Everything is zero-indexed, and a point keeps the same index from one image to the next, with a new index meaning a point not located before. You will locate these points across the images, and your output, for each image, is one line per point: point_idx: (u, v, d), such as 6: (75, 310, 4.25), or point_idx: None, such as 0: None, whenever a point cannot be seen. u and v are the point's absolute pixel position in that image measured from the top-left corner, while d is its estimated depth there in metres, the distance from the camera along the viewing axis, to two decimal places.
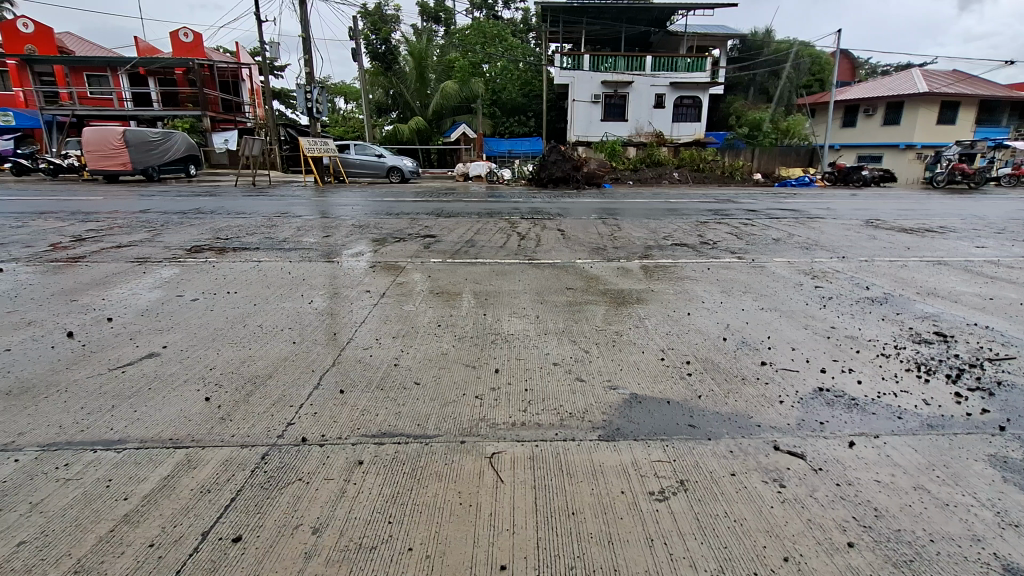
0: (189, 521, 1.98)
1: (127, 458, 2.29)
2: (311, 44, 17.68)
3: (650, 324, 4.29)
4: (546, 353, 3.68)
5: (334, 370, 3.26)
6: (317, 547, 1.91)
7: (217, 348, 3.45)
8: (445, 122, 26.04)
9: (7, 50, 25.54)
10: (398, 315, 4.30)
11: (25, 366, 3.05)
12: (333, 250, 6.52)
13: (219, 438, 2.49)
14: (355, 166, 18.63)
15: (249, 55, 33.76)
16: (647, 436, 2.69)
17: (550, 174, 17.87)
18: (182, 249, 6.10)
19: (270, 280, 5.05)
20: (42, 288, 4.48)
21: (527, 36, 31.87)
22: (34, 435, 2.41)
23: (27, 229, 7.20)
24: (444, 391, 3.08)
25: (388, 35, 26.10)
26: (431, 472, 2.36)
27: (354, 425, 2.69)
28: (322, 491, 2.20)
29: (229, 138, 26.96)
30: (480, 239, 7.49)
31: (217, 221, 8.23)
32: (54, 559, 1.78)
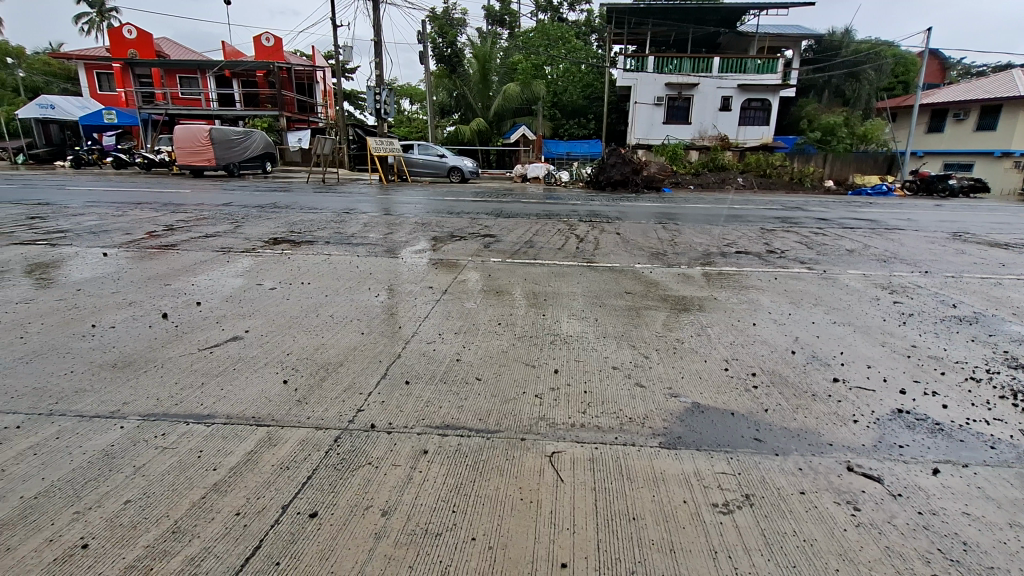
0: (272, 494, 2.12)
1: (216, 432, 2.48)
2: (381, 47, 18.32)
3: (712, 332, 4.18)
4: (604, 356, 3.65)
5: (399, 362, 3.38)
6: (386, 528, 2.00)
7: (293, 335, 3.66)
8: (506, 123, 26.32)
9: (113, 54, 28.03)
10: (460, 312, 4.39)
11: (128, 342, 3.36)
12: (397, 246, 6.74)
13: (296, 419, 2.65)
14: (417, 165, 19.15)
15: (323, 59, 35.49)
16: (710, 447, 2.62)
17: (609, 177, 17.69)
18: (260, 241, 6.50)
19: (339, 273, 5.29)
20: (140, 273, 4.89)
21: (591, 37, 31.66)
22: (136, 405, 2.64)
23: (126, 217, 7.88)
24: (505, 389, 3.13)
25: (454, 38, 26.61)
26: (493, 467, 2.40)
27: (419, 415, 2.77)
28: (389, 476, 2.29)
29: (301, 138, 28.40)
30: (539, 240, 7.54)
31: (291, 215, 8.70)
32: (155, 518, 1.95)
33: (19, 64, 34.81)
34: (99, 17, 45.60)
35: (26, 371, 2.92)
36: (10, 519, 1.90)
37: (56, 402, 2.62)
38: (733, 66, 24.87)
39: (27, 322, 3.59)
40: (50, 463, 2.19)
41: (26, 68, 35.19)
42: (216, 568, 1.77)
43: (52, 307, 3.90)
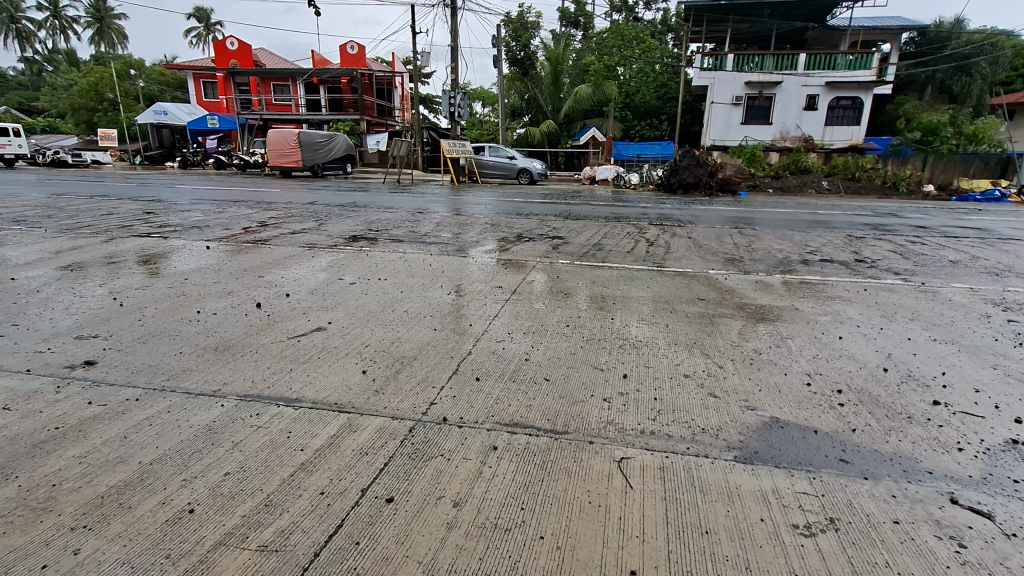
0: (352, 476, 2.25)
1: (303, 415, 2.66)
2: (457, 52, 18.80)
3: (792, 344, 3.95)
4: (675, 364, 3.54)
5: (470, 358, 3.46)
6: (457, 520, 2.06)
7: (371, 329, 3.84)
8: (575, 125, 26.25)
9: (217, 63, 30.71)
10: (528, 312, 4.43)
11: (228, 328, 3.67)
12: (468, 246, 6.88)
13: (374, 408, 2.78)
14: (487, 167, 19.48)
15: (402, 65, 36.99)
16: (790, 464, 2.49)
17: (681, 180, 17.16)
18: (342, 238, 6.87)
19: (413, 271, 5.48)
20: (236, 265, 5.29)
21: (666, 37, 30.88)
22: (233, 386, 2.88)
23: (226, 214, 8.58)
24: (573, 390, 3.12)
25: (528, 41, 26.92)
26: (561, 468, 2.40)
27: (488, 412, 2.83)
28: (460, 469, 2.35)
29: (379, 140, 29.77)
30: (607, 242, 7.46)
31: (370, 214, 9.12)
32: (250, 491, 2.12)
33: (138, 75, 38.85)
34: (207, 31, 50.15)
35: (144, 350, 3.26)
36: (131, 480, 2.12)
37: (167, 379, 2.91)
38: (821, 62, 23.33)
39: (144, 306, 4.00)
40: (163, 434, 2.43)
41: (144, 79, 39.25)
42: (304, 542, 1.89)
43: (164, 294, 4.32)
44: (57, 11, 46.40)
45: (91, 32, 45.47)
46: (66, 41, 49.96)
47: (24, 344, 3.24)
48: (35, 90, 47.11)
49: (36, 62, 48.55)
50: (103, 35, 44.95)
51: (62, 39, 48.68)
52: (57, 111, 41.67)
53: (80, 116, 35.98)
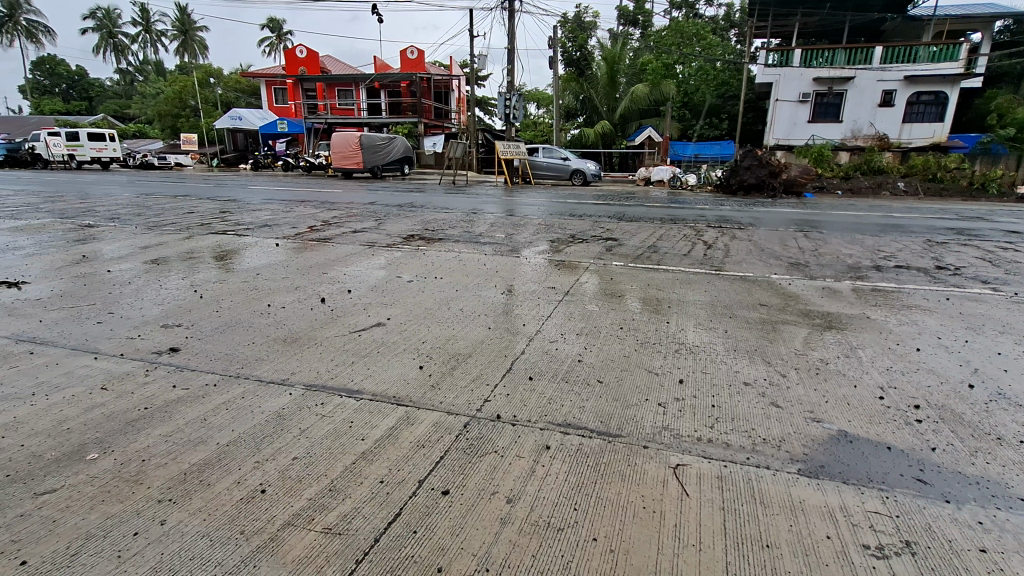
0: (410, 467, 2.32)
1: (364, 406, 2.77)
2: (514, 54, 18.94)
3: (862, 355, 3.73)
4: (735, 371, 3.43)
5: (525, 358, 3.49)
6: (511, 515, 2.08)
7: (428, 326, 3.94)
8: (631, 125, 25.87)
9: (287, 70, 32.46)
10: (581, 313, 4.41)
11: (296, 321, 3.88)
12: (521, 246, 6.93)
13: (430, 403, 2.86)
14: (541, 168, 19.51)
15: (459, 69, 37.70)
16: (859, 481, 2.36)
17: (742, 181, 16.51)
18: (400, 237, 7.09)
19: (468, 270, 5.58)
20: (301, 262, 5.56)
21: (729, 33, 29.85)
22: (300, 376, 3.05)
23: (293, 213, 9.05)
24: (626, 393, 3.08)
25: (584, 42, 26.79)
26: (614, 471, 2.38)
27: (541, 411, 2.85)
28: (514, 466, 2.38)
29: (436, 142, 30.49)
30: (663, 245, 7.30)
31: (426, 214, 9.36)
32: (316, 476, 2.23)
33: (217, 83, 41.58)
34: (279, 40, 53.08)
35: (221, 339, 3.49)
36: (210, 459, 2.28)
37: (242, 366, 3.12)
38: (900, 54, 21.95)
39: (220, 298, 4.29)
40: (237, 418, 2.59)
41: (222, 87, 41.99)
42: (364, 528, 1.97)
43: (237, 288, 4.61)
44: (148, 26, 50.44)
45: (176, 44, 49.13)
46: (155, 53, 54.24)
47: (119, 330, 3.55)
48: (128, 99, 51.46)
49: (130, 73, 53.00)
50: (187, 47, 48.55)
51: (152, 51, 52.89)
52: (146, 117, 45.33)
53: (166, 122, 38.93)
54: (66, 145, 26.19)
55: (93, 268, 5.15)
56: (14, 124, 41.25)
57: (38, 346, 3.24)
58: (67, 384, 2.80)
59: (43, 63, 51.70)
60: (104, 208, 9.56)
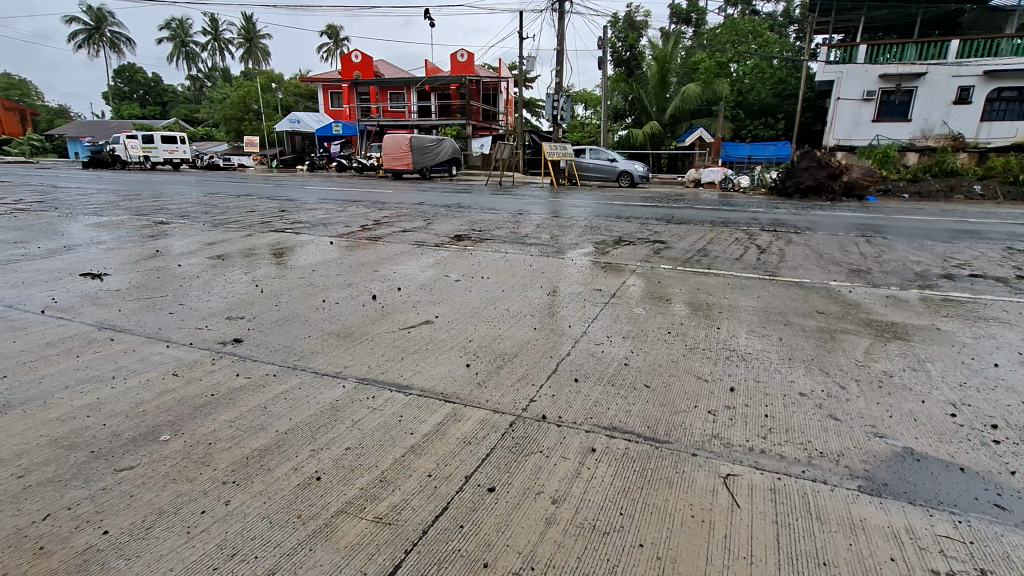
0: (457, 463, 2.37)
1: (412, 401, 2.84)
2: (563, 55, 18.90)
3: (931, 369, 3.50)
4: (790, 380, 3.29)
5: (570, 359, 3.49)
6: (556, 516, 2.08)
7: (476, 324, 4.00)
8: (682, 126, 25.47)
9: (343, 74, 33.63)
10: (628, 316, 4.36)
11: (348, 316, 4.02)
12: (566, 248, 6.91)
13: (476, 400, 2.90)
14: (587, 169, 19.36)
15: (508, 71, 37.99)
16: (927, 502, 2.22)
17: (798, 183, 15.84)
18: (448, 237, 7.20)
19: (515, 270, 5.61)
20: (353, 260, 5.74)
21: (788, 29, 28.60)
22: (353, 369, 3.16)
23: (346, 213, 9.37)
24: (674, 399, 3.02)
25: (635, 41, 26.39)
26: (662, 477, 2.34)
27: (587, 413, 2.83)
28: (559, 467, 2.38)
29: (483, 144, 30.83)
30: (714, 248, 7.10)
31: (473, 215, 9.47)
32: (367, 466, 2.31)
33: (278, 87, 43.55)
34: (336, 46, 55.07)
35: (279, 332, 3.66)
36: (269, 446, 2.39)
37: (298, 358, 3.26)
38: (979, 48, 20.65)
39: (279, 293, 4.49)
40: (294, 407, 2.71)
41: (283, 91, 43.92)
42: (413, 519, 2.02)
43: (294, 283, 4.82)
44: (217, 35, 53.41)
45: (242, 51, 51.79)
46: (223, 59, 57.35)
47: (189, 321, 3.79)
48: (199, 104, 54.78)
49: (200, 79, 56.42)
50: (252, 54, 51.12)
51: (220, 58, 55.98)
52: (213, 121, 48.06)
53: (231, 125, 41.18)
54: (142, 147, 28.16)
55: (165, 262, 5.50)
56: (98, 128, 44.71)
57: (118, 333, 3.50)
58: (143, 369, 3.02)
59: (124, 71, 55.67)
60: (176, 206, 10.20)
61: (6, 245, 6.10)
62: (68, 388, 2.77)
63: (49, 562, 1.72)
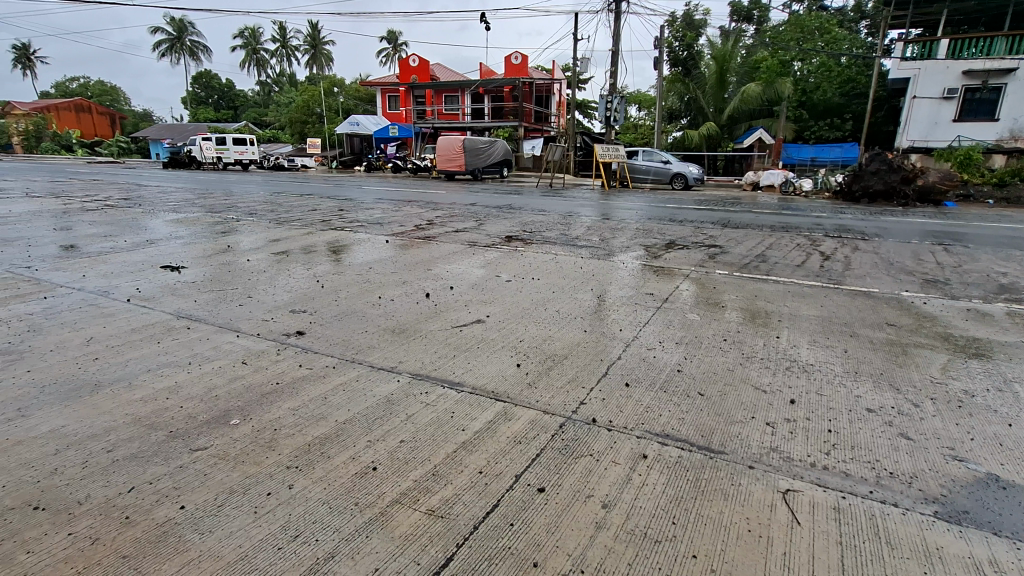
0: (507, 462, 2.38)
1: (465, 398, 2.89)
2: (618, 56, 18.67)
3: (1019, 390, 3.21)
4: (856, 395, 3.11)
5: (621, 363, 3.44)
6: (606, 520, 2.07)
7: (526, 324, 4.03)
8: (740, 126, 24.79)
9: (401, 78, 34.57)
10: (681, 322, 4.26)
11: (402, 314, 4.12)
12: (617, 251, 6.81)
13: (527, 400, 2.91)
14: (639, 171, 19.06)
15: (562, 73, 37.94)
16: (1014, 535, 2.04)
17: (866, 187, 14.96)
18: (499, 238, 7.26)
19: (565, 272, 5.60)
20: (407, 259, 5.88)
21: (859, 25, 26.98)
22: (408, 364, 3.25)
23: (400, 212, 9.63)
24: (729, 409, 2.92)
25: (693, 40, 25.70)
26: (716, 488, 2.27)
27: (638, 418, 2.79)
28: (610, 472, 2.35)
29: (535, 145, 30.89)
30: (773, 254, 6.81)
31: (523, 216, 9.51)
32: (420, 460, 2.36)
33: (339, 92, 45.29)
34: (396, 50, 56.68)
35: (338, 326, 3.81)
36: (330, 434, 2.50)
37: (356, 352, 3.38)
38: None
39: (339, 289, 4.68)
40: (352, 399, 2.82)
41: (344, 95, 45.62)
42: (465, 514, 2.05)
43: (352, 279, 5.00)
44: (285, 42, 56.08)
45: (307, 57, 54.19)
46: (290, 66, 60.17)
47: (257, 312, 4.01)
48: (267, 108, 57.78)
49: (269, 84, 59.48)
50: (317, 60, 53.44)
51: (288, 64, 58.82)
52: (279, 124, 50.54)
53: (295, 128, 43.27)
54: (215, 149, 30.02)
55: (234, 257, 5.83)
56: (178, 131, 47.98)
57: (194, 322, 3.75)
58: (216, 357, 3.22)
59: (201, 78, 59.40)
60: (244, 204, 10.79)
61: (98, 238, 6.66)
62: (150, 371, 2.99)
63: (134, 531, 1.86)
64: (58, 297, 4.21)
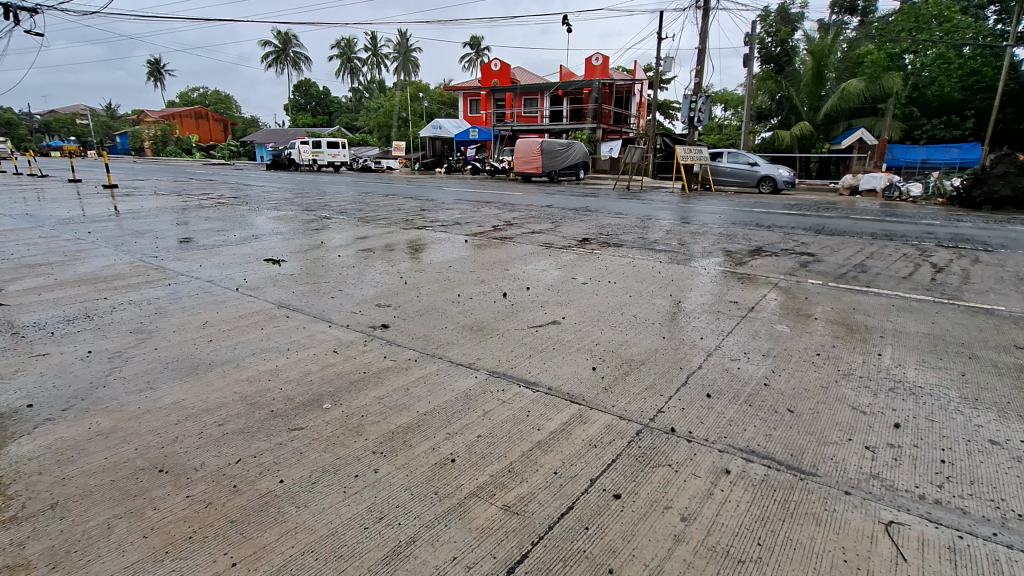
0: (583, 464, 2.37)
1: (540, 398, 2.90)
2: (705, 54, 17.94)
3: None
4: (974, 424, 2.79)
5: (702, 372, 3.31)
6: (685, 535, 1.99)
7: (602, 328, 3.98)
8: (838, 126, 23.05)
9: (483, 82, 35.34)
10: (769, 333, 4.02)
11: (479, 312, 4.22)
12: (698, 256, 6.56)
13: (603, 405, 2.88)
14: (723, 174, 18.19)
15: (643, 73, 37.11)
16: None
17: (990, 193, 13.37)
18: (575, 240, 7.23)
19: (642, 277, 5.47)
20: (484, 259, 6.01)
21: (987, 10, 24.00)
22: (485, 361, 3.32)
23: (478, 213, 9.86)
24: (822, 428, 2.73)
25: (786, 36, 24.14)
26: (806, 512, 2.12)
27: (721, 432, 2.67)
28: (689, 484, 2.27)
29: (613, 147, 30.42)
30: (874, 264, 6.26)
31: (600, 219, 9.41)
32: (496, 456, 2.40)
33: (424, 97, 47.06)
34: (478, 55, 58.00)
35: (419, 321, 3.96)
36: (411, 424, 2.61)
37: (436, 347, 3.50)
38: None
39: (420, 286, 4.85)
40: (433, 392, 2.92)
41: (428, 100, 47.36)
42: (540, 513, 2.07)
43: (433, 277, 5.19)
44: (376, 51, 58.95)
45: (396, 64, 56.82)
46: (380, 73, 63.39)
47: (347, 305, 4.27)
48: (358, 113, 61.24)
49: (360, 91, 63.02)
50: (404, 66, 55.89)
51: (378, 72, 61.94)
52: (367, 128, 53.31)
53: (383, 132, 45.57)
54: (311, 151, 32.27)
55: (325, 252, 6.23)
56: (279, 135, 52.04)
57: (292, 311, 4.06)
58: (310, 344, 3.46)
59: (302, 86, 64.15)
60: (336, 203, 11.50)
61: (212, 233, 7.38)
62: (254, 355, 3.27)
63: (241, 498, 2.04)
64: (179, 284, 4.71)
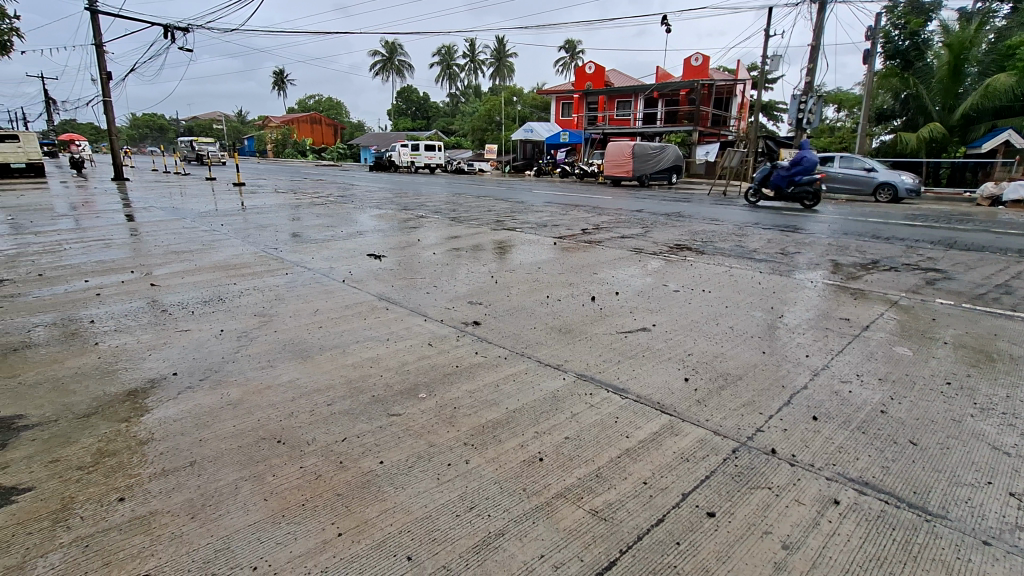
0: (674, 477, 2.30)
1: (629, 406, 2.85)
2: (818, 51, 16.61)
3: None
4: None
5: (807, 393, 3.07)
6: (788, 563, 1.86)
7: (695, 338, 3.82)
8: (978, 128, 20.33)
9: (576, 85, 35.20)
10: (887, 355, 3.65)
11: (567, 314, 4.22)
12: (803, 267, 6.10)
13: (696, 418, 2.76)
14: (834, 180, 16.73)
15: (747, 72, 35.08)
16: None
17: None
18: (667, 246, 7.01)
19: (740, 287, 5.17)
20: (573, 262, 6.01)
21: None
22: (574, 364, 3.32)
23: (567, 216, 9.88)
24: (953, 466, 2.42)
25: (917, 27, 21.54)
26: (933, 558, 1.90)
27: (829, 458, 2.46)
28: (793, 511, 2.12)
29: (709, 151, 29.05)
30: (1020, 285, 5.47)
31: (694, 225, 9.04)
32: (583, 459, 2.39)
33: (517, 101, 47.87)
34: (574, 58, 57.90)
35: (508, 320, 4.04)
36: (501, 419, 2.67)
37: (525, 347, 3.55)
38: None
39: (510, 286, 4.94)
40: (522, 390, 2.96)
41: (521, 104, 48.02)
42: (629, 522, 2.02)
43: (523, 277, 5.26)
44: (474, 57, 60.79)
45: (492, 70, 58.23)
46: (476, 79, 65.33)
47: (440, 300, 4.45)
48: (454, 117, 63.58)
49: (457, 96, 65.35)
50: (500, 71, 57.18)
51: (474, 77, 63.86)
52: (461, 131, 55.12)
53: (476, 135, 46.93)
54: (409, 154, 33.94)
55: (421, 249, 6.54)
56: (382, 138, 55.32)
57: (391, 304, 4.29)
58: (407, 336, 3.65)
59: (403, 92, 67.68)
60: (431, 203, 12.04)
61: (323, 228, 8.02)
62: (358, 342, 3.51)
63: (346, 474, 2.20)
64: (294, 275, 5.16)
